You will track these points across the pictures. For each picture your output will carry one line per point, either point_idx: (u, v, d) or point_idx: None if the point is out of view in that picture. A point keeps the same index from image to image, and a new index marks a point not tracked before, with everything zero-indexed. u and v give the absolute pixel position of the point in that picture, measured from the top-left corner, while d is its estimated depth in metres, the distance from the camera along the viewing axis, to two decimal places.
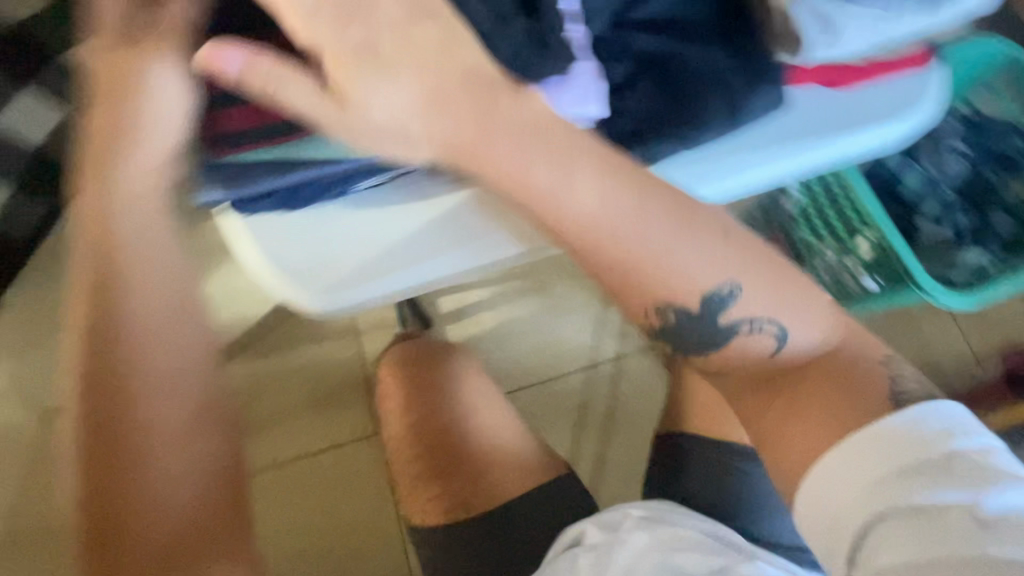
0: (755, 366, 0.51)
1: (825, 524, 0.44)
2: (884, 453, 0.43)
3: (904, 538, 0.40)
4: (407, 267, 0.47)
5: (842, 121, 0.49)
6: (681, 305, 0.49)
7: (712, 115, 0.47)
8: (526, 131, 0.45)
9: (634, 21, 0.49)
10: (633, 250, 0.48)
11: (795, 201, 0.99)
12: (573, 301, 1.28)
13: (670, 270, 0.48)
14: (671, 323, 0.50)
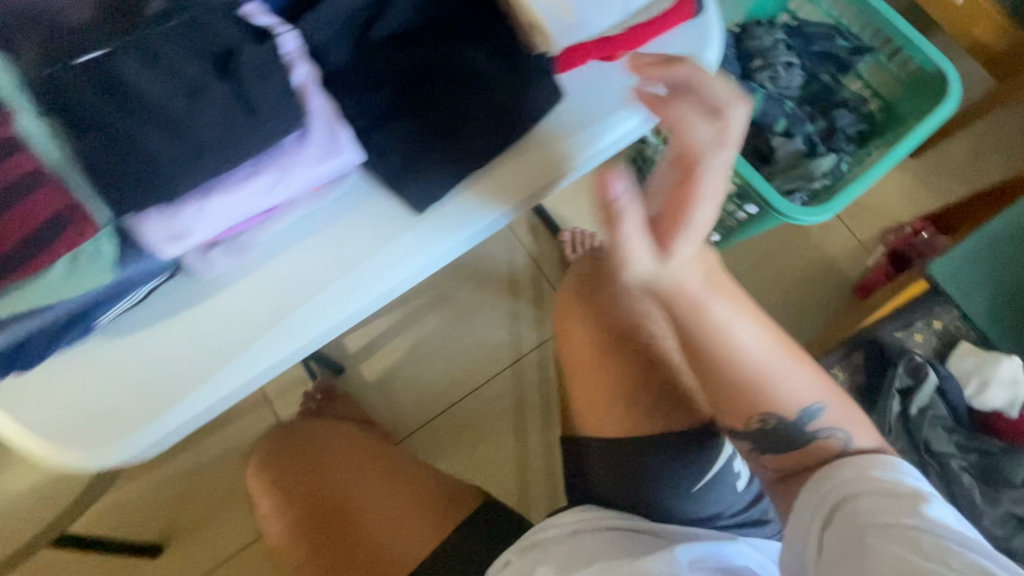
0: (821, 459, 0.57)
1: (805, 520, 0.53)
2: (870, 469, 0.52)
3: (864, 531, 0.48)
4: (198, 387, 0.42)
5: (618, 100, 0.46)
6: (782, 415, 0.56)
7: (484, 131, 0.43)
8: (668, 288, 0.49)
9: (376, 42, 0.44)
10: (749, 368, 0.55)
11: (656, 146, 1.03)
12: (481, 303, 1.25)
13: (771, 382, 0.56)
14: (766, 427, 0.57)
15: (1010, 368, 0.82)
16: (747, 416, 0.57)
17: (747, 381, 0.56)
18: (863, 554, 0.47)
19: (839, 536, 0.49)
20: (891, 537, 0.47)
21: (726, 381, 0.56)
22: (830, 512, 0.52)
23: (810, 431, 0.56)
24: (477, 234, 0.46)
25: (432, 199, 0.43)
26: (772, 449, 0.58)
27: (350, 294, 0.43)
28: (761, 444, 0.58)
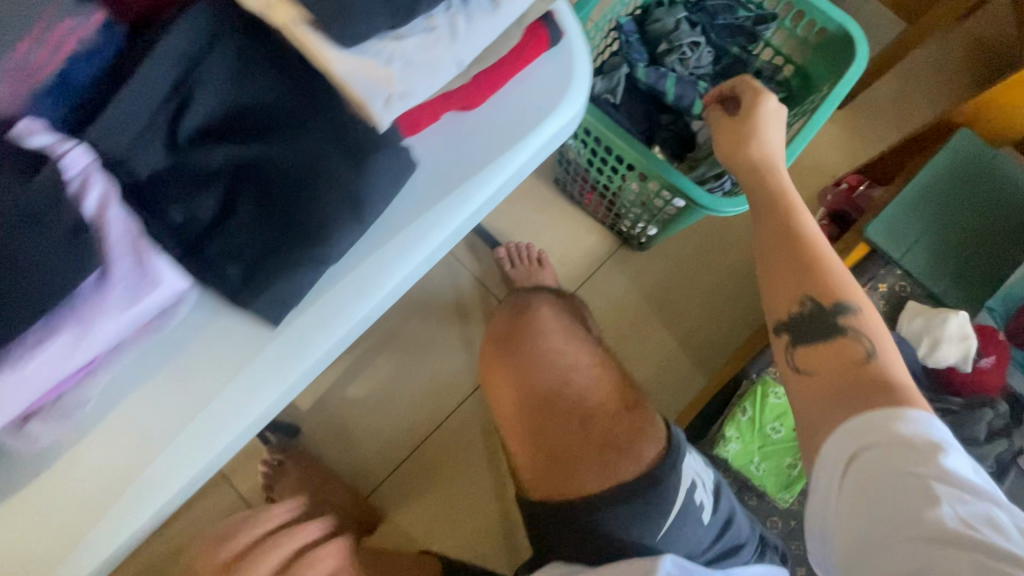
0: (846, 367, 0.48)
1: (826, 461, 0.44)
2: (893, 419, 0.42)
3: (883, 489, 0.41)
4: (61, 564, 0.37)
5: (480, 162, 0.42)
6: (821, 299, 0.50)
7: (333, 225, 0.38)
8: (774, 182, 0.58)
9: (189, 138, 0.38)
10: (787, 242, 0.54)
11: (576, 148, 0.98)
12: (432, 334, 1.19)
13: (800, 265, 0.52)
14: (805, 315, 0.51)
15: (957, 324, 0.81)
16: (788, 298, 0.52)
17: (797, 256, 0.52)
18: (879, 513, 0.41)
19: (858, 486, 0.42)
20: (911, 497, 0.40)
21: (776, 257, 0.54)
22: (845, 464, 0.43)
23: (840, 325, 0.49)
24: (348, 332, 0.41)
25: (285, 309, 0.38)
26: (804, 344, 0.50)
27: (210, 434, 0.38)
28: (798, 336, 0.51)
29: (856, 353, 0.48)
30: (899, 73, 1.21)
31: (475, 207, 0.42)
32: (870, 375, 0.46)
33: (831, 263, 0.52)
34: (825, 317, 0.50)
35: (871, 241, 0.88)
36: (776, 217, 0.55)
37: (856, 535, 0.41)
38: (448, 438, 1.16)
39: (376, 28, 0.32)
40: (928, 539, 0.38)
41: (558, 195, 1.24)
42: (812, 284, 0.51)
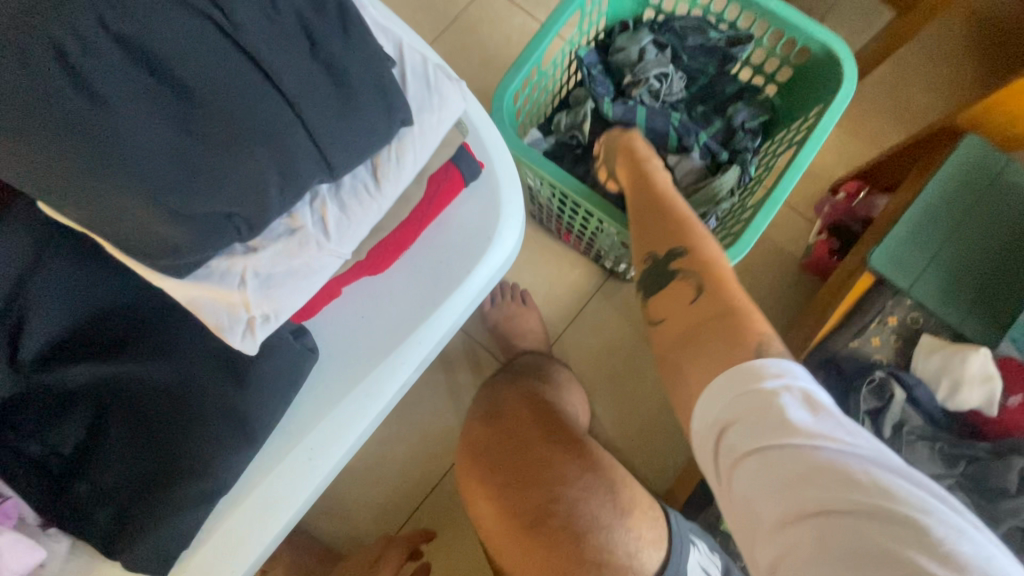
0: (682, 312, 0.48)
1: (705, 448, 0.40)
2: (746, 380, 0.39)
3: (753, 464, 0.36)
4: None
5: (397, 330, 0.35)
6: (661, 254, 0.53)
7: (216, 448, 0.31)
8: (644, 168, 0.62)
9: (34, 363, 0.32)
10: (645, 215, 0.58)
11: (545, 195, 0.92)
12: (417, 392, 1.13)
13: (652, 232, 0.55)
14: (652, 267, 0.53)
15: (978, 362, 0.73)
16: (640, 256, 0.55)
17: (647, 221, 0.56)
18: (757, 490, 0.35)
19: (729, 464, 0.37)
20: (775, 468, 0.34)
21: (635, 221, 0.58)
22: (717, 441, 0.39)
23: (676, 271, 0.51)
24: (261, 555, 0.34)
25: (171, 557, 0.31)
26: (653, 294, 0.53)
27: None
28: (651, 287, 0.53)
29: (685, 293, 0.49)
30: (895, 63, 1.12)
31: (400, 382, 0.36)
32: (698, 312, 0.47)
33: (680, 217, 0.55)
34: (666, 266, 0.52)
35: (875, 273, 0.80)
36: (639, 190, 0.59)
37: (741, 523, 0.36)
38: (444, 503, 1.08)
39: (227, 241, 0.28)
40: (801, 509, 0.33)
41: (537, 229, 1.17)
42: (658, 238, 0.54)
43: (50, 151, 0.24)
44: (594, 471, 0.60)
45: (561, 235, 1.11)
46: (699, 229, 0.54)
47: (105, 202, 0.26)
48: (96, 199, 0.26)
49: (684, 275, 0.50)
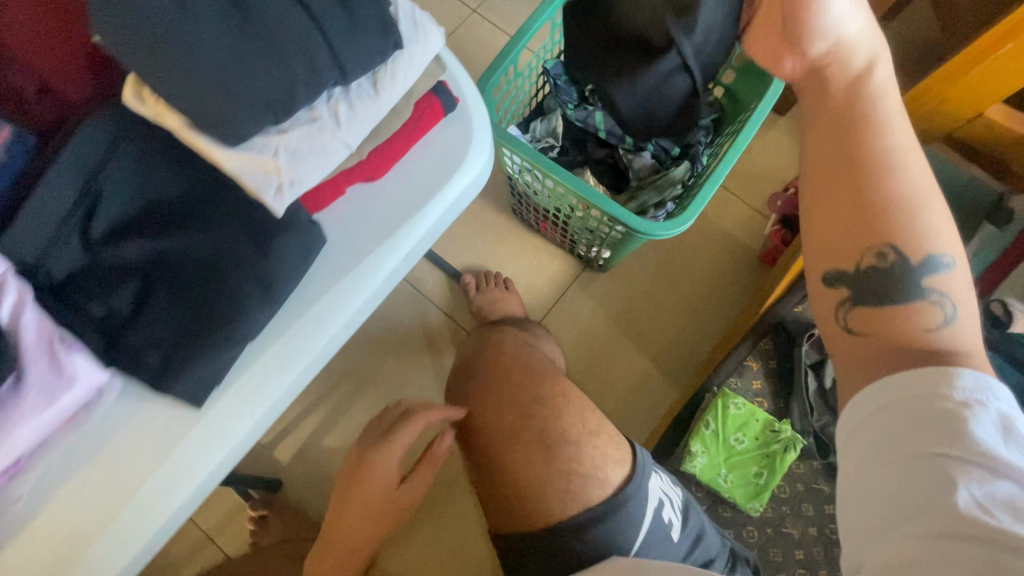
0: (908, 335, 0.41)
1: (850, 433, 0.41)
2: (929, 387, 0.37)
3: (900, 468, 0.36)
4: None
5: (390, 222, 0.44)
6: (902, 255, 0.41)
7: (243, 304, 0.39)
8: (871, 106, 0.45)
9: (101, 237, 0.40)
10: (884, 175, 0.42)
11: (519, 182, 1.02)
12: (406, 372, 1.20)
13: (885, 215, 0.42)
14: (882, 268, 0.42)
15: None
16: (856, 247, 0.43)
17: (875, 202, 0.42)
18: (894, 492, 0.36)
19: (873, 461, 0.38)
20: (926, 482, 0.35)
21: (837, 191, 0.44)
22: (866, 434, 0.39)
23: (924, 284, 0.41)
24: (277, 401, 0.42)
25: (205, 390, 0.39)
26: (870, 302, 0.43)
27: (143, 518, 0.39)
28: (855, 291, 0.43)
29: (932, 317, 0.41)
30: None
31: (391, 265, 0.44)
32: (940, 352, 0.39)
33: (914, 202, 0.42)
34: (888, 268, 0.42)
35: None
36: (867, 147, 0.43)
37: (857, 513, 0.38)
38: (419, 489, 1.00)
39: (260, 125, 0.34)
40: (934, 525, 0.34)
41: (518, 224, 1.27)
42: (888, 226, 0.42)
43: (132, 48, 0.32)
44: (563, 399, 0.68)
45: (538, 225, 1.21)
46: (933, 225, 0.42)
47: (163, 84, 0.33)
48: (157, 81, 0.33)
49: (936, 298, 0.41)
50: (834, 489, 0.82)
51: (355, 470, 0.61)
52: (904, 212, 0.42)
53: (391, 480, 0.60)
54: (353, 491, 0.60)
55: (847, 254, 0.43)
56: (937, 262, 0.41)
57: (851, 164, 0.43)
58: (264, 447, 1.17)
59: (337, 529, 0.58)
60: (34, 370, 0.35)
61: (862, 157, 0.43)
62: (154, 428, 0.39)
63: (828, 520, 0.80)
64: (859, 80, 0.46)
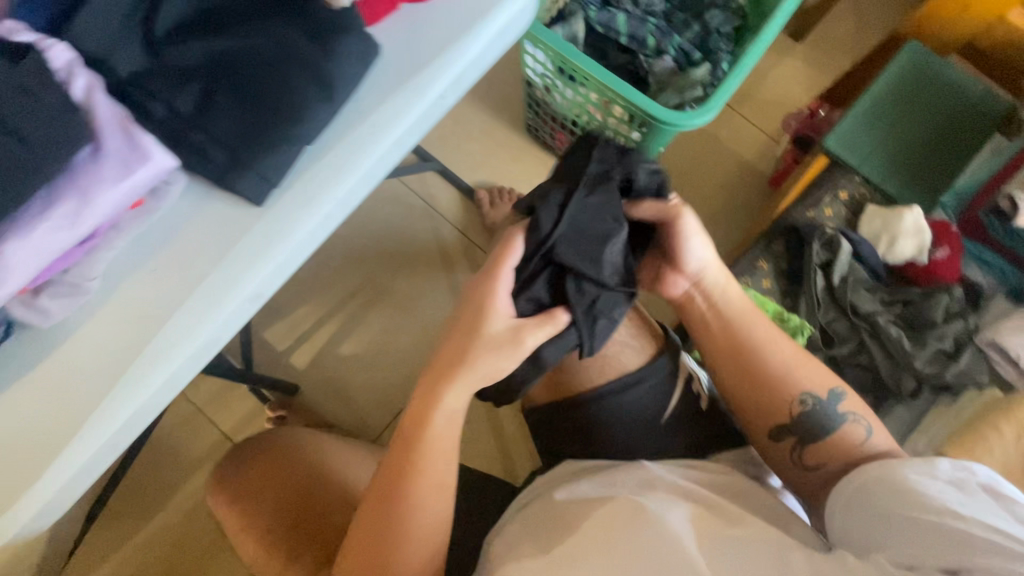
0: (848, 453, 0.58)
1: (856, 489, 0.52)
2: (926, 468, 0.49)
3: (905, 522, 0.47)
4: (79, 427, 0.38)
5: (440, 42, 0.45)
6: (812, 395, 0.60)
7: (305, 104, 0.41)
8: (744, 312, 0.63)
9: (164, 34, 0.40)
10: (776, 357, 0.61)
11: (539, 86, 1.03)
12: (419, 286, 1.22)
13: (784, 375, 0.61)
14: (806, 410, 0.60)
15: (912, 218, 0.85)
16: (786, 398, 0.60)
17: (768, 378, 0.61)
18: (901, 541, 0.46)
19: (881, 509, 0.49)
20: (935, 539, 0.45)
21: (742, 381, 0.62)
22: (869, 494, 0.50)
23: (838, 414, 0.59)
24: (333, 210, 0.44)
25: (269, 187, 0.41)
26: (812, 442, 0.59)
27: (209, 307, 0.40)
28: (798, 437, 0.59)
29: (858, 435, 0.58)
30: (840, 12, 1.32)
31: (441, 87, 0.45)
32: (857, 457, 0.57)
33: (790, 358, 0.62)
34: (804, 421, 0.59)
35: (830, 154, 0.93)
36: (746, 336, 0.62)
37: (855, 532, 0.49)
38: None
39: None
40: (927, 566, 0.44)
41: (533, 144, 1.28)
42: (794, 387, 0.60)
43: None
44: None
45: (553, 142, 1.22)
46: (808, 368, 0.62)
47: None
48: None
49: (853, 418, 0.59)
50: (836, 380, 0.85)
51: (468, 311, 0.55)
52: (788, 371, 0.61)
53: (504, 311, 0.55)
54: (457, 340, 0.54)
55: (779, 414, 0.60)
56: (836, 391, 0.60)
57: (747, 359, 0.61)
58: (280, 354, 1.19)
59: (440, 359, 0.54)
60: (112, 146, 0.37)
61: (757, 340, 0.62)
62: (224, 221, 0.42)
63: None
64: (733, 293, 0.64)
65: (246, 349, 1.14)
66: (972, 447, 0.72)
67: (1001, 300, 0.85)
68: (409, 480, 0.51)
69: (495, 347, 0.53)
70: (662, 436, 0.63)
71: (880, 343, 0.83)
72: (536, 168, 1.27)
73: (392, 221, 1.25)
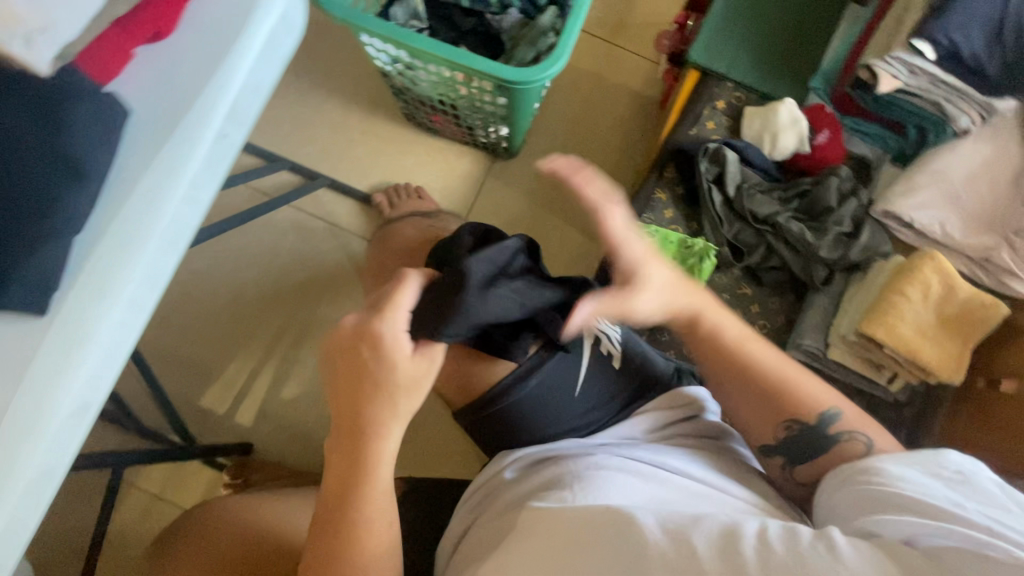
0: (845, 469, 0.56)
1: (844, 476, 0.52)
2: (916, 456, 0.49)
3: (890, 495, 0.46)
4: None
5: (196, 81, 0.41)
6: (801, 416, 0.58)
7: (52, 193, 0.36)
8: (723, 337, 0.61)
9: None
10: (761, 381, 0.59)
11: (396, 75, 0.98)
12: (344, 308, 1.17)
13: (773, 395, 0.59)
14: (793, 436, 0.59)
15: (786, 111, 0.85)
16: (772, 424, 0.60)
17: (755, 398, 0.60)
18: (886, 508, 0.46)
19: (865, 488, 0.49)
20: (918, 508, 0.44)
21: (729, 397, 0.62)
22: (860, 471, 0.50)
23: (833, 432, 0.57)
24: (139, 293, 0.40)
25: (48, 293, 0.37)
26: (801, 461, 0.59)
27: (24, 439, 0.36)
28: (789, 455, 0.59)
29: (858, 451, 0.56)
30: None
31: (214, 130, 0.41)
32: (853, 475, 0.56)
33: (776, 380, 0.59)
34: (796, 438, 0.59)
35: (698, 67, 0.91)
36: (726, 359, 0.60)
37: (839, 512, 0.50)
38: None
39: None
40: (908, 529, 0.43)
41: (418, 132, 1.23)
42: (787, 409, 0.59)
43: None
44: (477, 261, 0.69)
45: (434, 125, 1.16)
46: (802, 383, 0.59)
47: None
48: None
49: (849, 437, 0.56)
50: (755, 288, 0.87)
51: (359, 349, 0.53)
52: (774, 389, 0.59)
53: (405, 345, 0.53)
54: (366, 385, 0.53)
55: (766, 434, 0.60)
56: (831, 414, 0.57)
57: (726, 381, 0.61)
58: (222, 416, 1.14)
59: (361, 384, 0.53)
60: None
61: (740, 364, 0.60)
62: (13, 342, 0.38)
63: (756, 317, 0.86)
64: (702, 320, 0.62)
65: (183, 423, 1.09)
66: (887, 318, 0.75)
67: (888, 167, 0.86)
68: (355, 534, 0.53)
69: (413, 380, 0.53)
70: (579, 403, 0.68)
71: (785, 242, 0.84)
72: (429, 155, 1.22)
73: (298, 250, 1.20)
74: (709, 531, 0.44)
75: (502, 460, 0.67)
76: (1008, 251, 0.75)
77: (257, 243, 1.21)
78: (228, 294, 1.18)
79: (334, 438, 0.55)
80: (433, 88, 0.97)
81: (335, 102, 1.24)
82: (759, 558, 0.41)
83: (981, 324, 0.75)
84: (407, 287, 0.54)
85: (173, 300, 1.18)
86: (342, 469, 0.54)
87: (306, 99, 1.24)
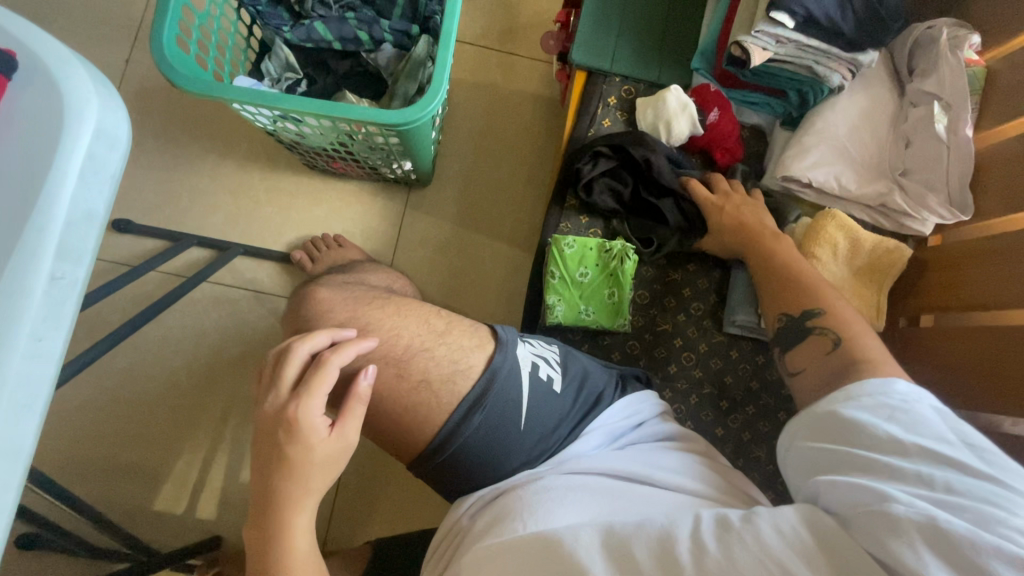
0: (818, 361, 0.64)
1: (803, 428, 0.57)
2: (857, 392, 0.55)
3: (842, 454, 0.51)
4: None
5: (11, 229, 0.38)
6: (790, 311, 0.70)
7: None
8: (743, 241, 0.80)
9: None
10: (772, 270, 0.76)
11: (280, 132, 0.94)
12: None
13: (781, 284, 0.73)
14: (783, 326, 0.70)
15: (674, 97, 0.84)
16: (773, 315, 0.72)
17: (765, 285, 0.75)
18: (842, 470, 0.50)
19: (823, 447, 0.53)
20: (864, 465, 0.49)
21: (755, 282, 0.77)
22: (818, 430, 0.55)
23: (811, 323, 0.67)
24: None
25: None
26: (790, 349, 0.68)
27: None
28: (781, 342, 0.70)
29: (827, 345, 0.64)
30: None
31: (45, 275, 0.38)
32: (830, 366, 0.63)
33: (793, 282, 0.72)
34: (789, 323, 0.69)
35: (583, 67, 0.91)
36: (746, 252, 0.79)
37: (804, 469, 0.54)
38: (352, 477, 0.95)
39: None
40: (850, 489, 0.47)
41: (325, 178, 1.19)
42: (785, 302, 0.71)
43: None
44: (397, 314, 0.67)
45: (335, 168, 1.12)
46: (819, 290, 0.70)
47: None
48: None
49: (822, 331, 0.66)
50: (682, 273, 0.88)
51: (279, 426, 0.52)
52: (785, 282, 0.73)
53: (322, 428, 0.53)
54: (282, 463, 0.52)
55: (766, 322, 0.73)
56: (816, 312, 0.68)
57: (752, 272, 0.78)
58: (181, 515, 1.08)
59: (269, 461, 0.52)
60: None
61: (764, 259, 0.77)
62: None
63: (689, 302, 0.87)
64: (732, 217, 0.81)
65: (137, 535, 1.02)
66: None
67: (780, 131, 0.89)
68: None
69: (329, 460, 0.53)
70: (530, 436, 0.64)
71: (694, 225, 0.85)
72: (342, 199, 1.18)
73: (223, 325, 1.14)
74: (647, 538, 0.46)
75: (456, 507, 0.64)
76: (901, 193, 0.79)
77: (179, 326, 1.14)
78: (159, 387, 1.11)
79: (250, 521, 0.53)
80: (319, 138, 0.94)
81: (228, 165, 1.18)
82: (692, 557, 0.43)
83: (889, 268, 0.79)
84: (324, 369, 0.54)
85: (100, 405, 1.10)
86: (256, 552, 0.52)
87: (199, 167, 1.18)
